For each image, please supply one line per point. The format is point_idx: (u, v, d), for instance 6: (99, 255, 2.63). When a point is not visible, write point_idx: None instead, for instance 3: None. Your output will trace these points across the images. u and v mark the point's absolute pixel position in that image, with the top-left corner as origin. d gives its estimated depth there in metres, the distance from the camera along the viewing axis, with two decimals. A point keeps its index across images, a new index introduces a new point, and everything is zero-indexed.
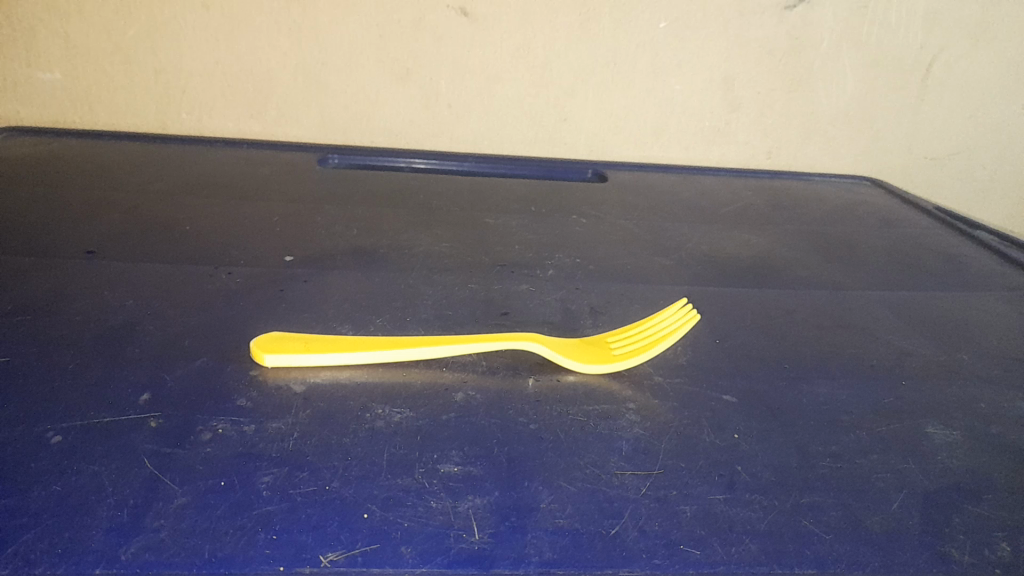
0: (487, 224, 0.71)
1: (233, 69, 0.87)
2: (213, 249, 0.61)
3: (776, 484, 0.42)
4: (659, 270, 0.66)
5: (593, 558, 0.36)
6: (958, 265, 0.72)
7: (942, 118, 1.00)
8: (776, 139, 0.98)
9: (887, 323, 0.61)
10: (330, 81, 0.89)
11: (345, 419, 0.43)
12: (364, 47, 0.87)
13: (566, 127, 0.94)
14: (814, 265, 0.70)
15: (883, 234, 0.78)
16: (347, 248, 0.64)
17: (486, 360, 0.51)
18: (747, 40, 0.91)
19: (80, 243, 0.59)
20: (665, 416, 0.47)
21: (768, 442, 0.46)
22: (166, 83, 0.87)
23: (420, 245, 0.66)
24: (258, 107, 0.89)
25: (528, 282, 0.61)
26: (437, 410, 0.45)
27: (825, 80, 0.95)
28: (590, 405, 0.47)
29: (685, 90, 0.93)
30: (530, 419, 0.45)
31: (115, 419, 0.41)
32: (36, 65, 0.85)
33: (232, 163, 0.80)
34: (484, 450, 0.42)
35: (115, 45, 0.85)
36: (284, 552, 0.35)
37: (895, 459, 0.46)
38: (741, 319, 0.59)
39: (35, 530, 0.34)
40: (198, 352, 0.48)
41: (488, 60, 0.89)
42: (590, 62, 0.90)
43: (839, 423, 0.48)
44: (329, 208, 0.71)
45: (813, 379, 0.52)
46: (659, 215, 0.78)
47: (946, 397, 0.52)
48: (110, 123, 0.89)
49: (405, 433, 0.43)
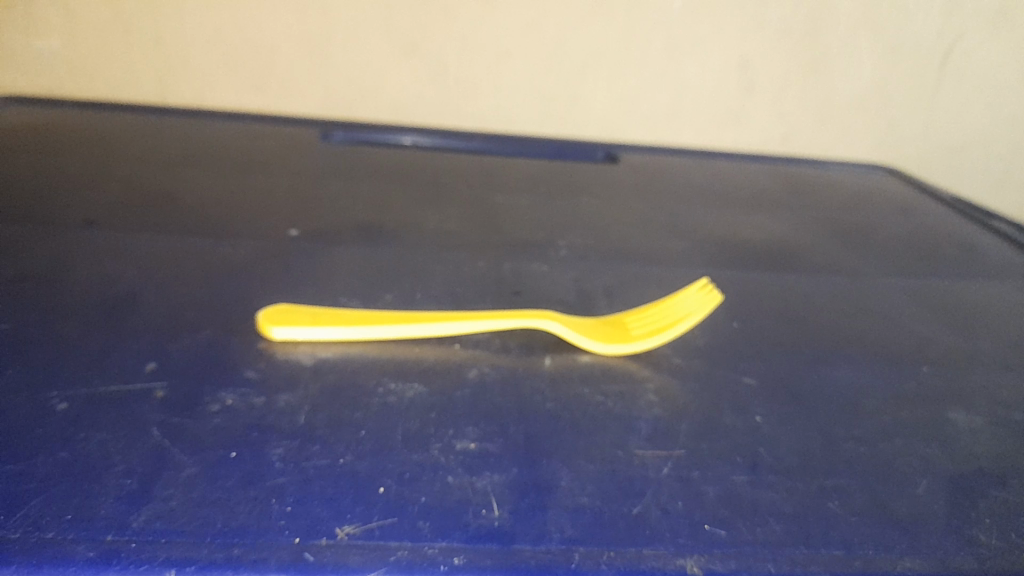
0: (497, 204, 0.70)
1: (238, 42, 0.85)
2: (218, 221, 0.59)
3: (800, 466, 0.41)
4: (674, 253, 0.65)
5: (616, 536, 0.35)
6: (974, 254, 0.71)
7: (956, 108, 0.99)
8: (788, 125, 0.97)
9: (906, 309, 0.60)
10: (337, 56, 0.87)
11: (357, 393, 0.42)
12: (374, 22, 0.85)
13: (577, 107, 0.92)
14: (830, 251, 0.69)
15: (898, 221, 0.77)
16: (355, 223, 0.62)
17: (499, 338, 0.49)
18: (764, 22, 0.89)
19: (81, 213, 0.57)
20: (684, 397, 0.46)
21: (789, 425, 0.45)
22: (170, 54, 0.85)
23: (429, 222, 0.64)
24: (264, 82, 0.88)
25: (541, 261, 0.60)
26: (450, 386, 0.44)
27: (841, 65, 0.93)
28: (607, 384, 0.46)
29: (699, 73, 0.92)
30: (546, 397, 0.44)
31: (121, 388, 0.40)
32: (36, 33, 0.83)
33: (236, 136, 0.78)
34: (500, 427, 0.41)
35: (117, 14, 0.83)
36: (299, 524, 0.33)
37: (919, 444, 0.44)
38: (758, 302, 0.58)
39: (42, 496, 0.33)
40: (205, 323, 0.46)
41: (500, 37, 0.87)
42: (604, 42, 0.88)
43: (860, 407, 0.47)
44: (336, 184, 0.69)
45: (832, 364, 0.51)
46: (671, 198, 0.76)
47: (967, 383, 0.51)
48: (111, 95, 0.87)
49: (419, 409, 0.41)
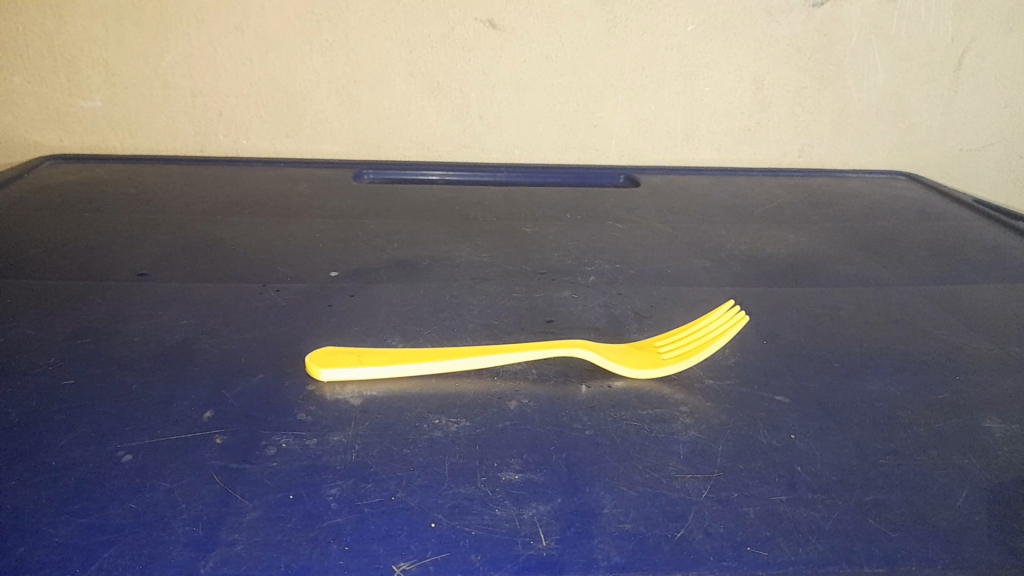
0: (525, 233, 0.72)
1: (268, 89, 0.88)
2: (259, 265, 0.62)
3: (838, 483, 0.42)
4: (701, 273, 0.66)
5: (661, 561, 0.36)
6: (1002, 258, 0.71)
7: (976, 109, 0.98)
8: (807, 137, 0.97)
9: (934, 317, 0.60)
10: (362, 97, 0.90)
11: (403, 429, 0.44)
12: (395, 62, 0.88)
13: (596, 133, 0.94)
14: (856, 263, 0.69)
15: (923, 228, 0.77)
16: (390, 260, 0.65)
17: (536, 367, 0.51)
18: (776, 39, 0.90)
19: (131, 265, 0.60)
20: (719, 418, 0.47)
21: (826, 442, 0.45)
22: (203, 105, 0.89)
23: (460, 255, 0.66)
24: (294, 127, 0.91)
25: (572, 289, 0.62)
26: (492, 418, 0.45)
27: (856, 75, 0.94)
28: (643, 409, 0.47)
29: (714, 91, 0.93)
30: (585, 425, 0.45)
31: (181, 436, 0.42)
32: (78, 94, 0.87)
33: (271, 179, 0.81)
34: (543, 457, 0.43)
35: (153, 71, 0.87)
36: (358, 562, 0.35)
37: (956, 455, 0.45)
38: (787, 319, 0.59)
39: (116, 546, 0.35)
40: (255, 368, 0.49)
41: (518, 69, 0.89)
42: (619, 68, 0.90)
43: (895, 420, 0.48)
44: (369, 222, 0.72)
45: (864, 377, 0.52)
46: (694, 217, 0.77)
47: (1002, 390, 0.51)
48: (150, 147, 0.91)
49: (463, 442, 0.43)
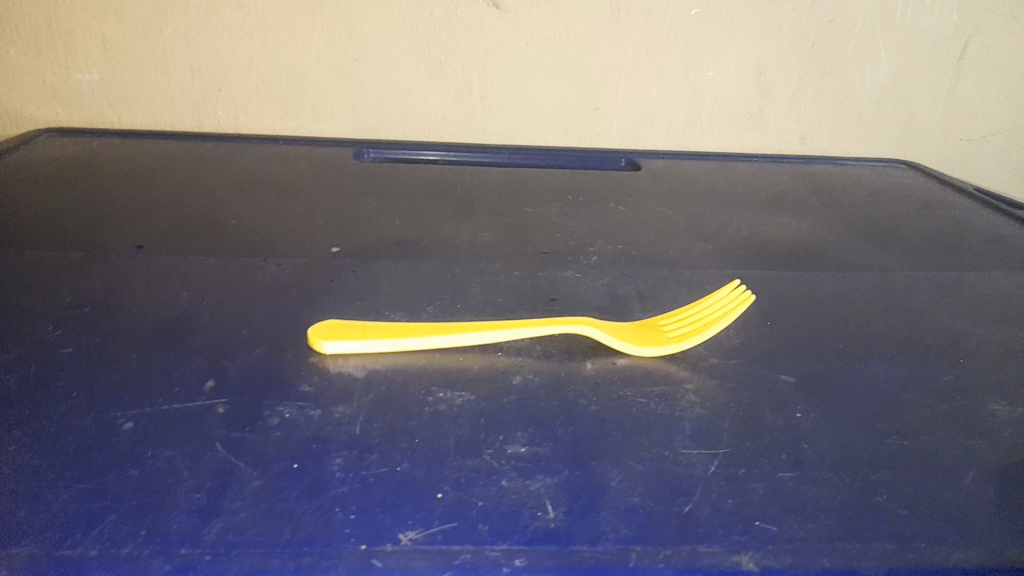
0: (527, 214, 0.71)
1: (267, 67, 0.87)
2: (259, 241, 0.61)
3: (845, 461, 0.42)
4: (704, 255, 0.66)
5: (669, 535, 0.36)
6: (1002, 246, 0.71)
7: (976, 101, 0.98)
8: (808, 125, 0.97)
9: (937, 302, 0.60)
10: (363, 77, 0.89)
11: (407, 403, 0.43)
12: (396, 42, 0.87)
13: (598, 118, 0.94)
14: (859, 248, 0.69)
15: (924, 216, 0.77)
16: (391, 239, 0.64)
17: (540, 345, 0.50)
18: (780, 26, 0.90)
19: (129, 238, 0.60)
20: (725, 397, 0.47)
21: (831, 421, 0.45)
22: (201, 83, 0.88)
23: (462, 235, 0.66)
24: (293, 106, 0.90)
25: (575, 269, 0.61)
26: (497, 393, 0.45)
27: (859, 64, 0.94)
28: (649, 387, 0.47)
29: (717, 78, 0.93)
30: (591, 401, 0.45)
31: (182, 406, 0.41)
32: (74, 68, 0.86)
33: (270, 158, 0.80)
34: (549, 431, 0.42)
35: (151, 46, 0.85)
36: (363, 531, 0.35)
37: (962, 436, 0.45)
38: (790, 302, 0.59)
39: (117, 512, 0.34)
40: (256, 341, 0.48)
41: (521, 52, 0.88)
42: (623, 52, 0.90)
43: (900, 401, 0.48)
44: (370, 201, 0.71)
45: (869, 359, 0.52)
46: (697, 202, 0.77)
47: (1005, 374, 0.51)
48: (146, 124, 0.89)
49: (468, 416, 0.43)
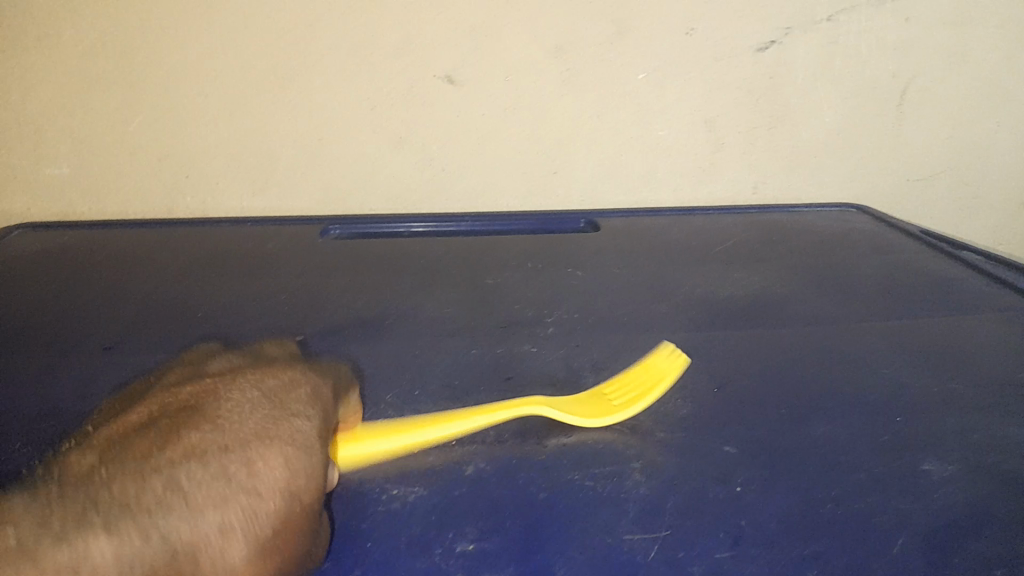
0: (488, 284, 0.73)
1: (233, 149, 0.90)
2: (225, 332, 0.63)
3: (781, 536, 0.44)
4: (657, 319, 0.68)
5: None
6: (947, 290, 0.73)
7: (924, 140, 1.01)
8: (762, 174, 1.00)
9: (881, 355, 0.62)
10: (327, 154, 0.91)
11: (362, 502, 0.45)
12: (355, 119, 0.90)
13: (557, 180, 0.96)
14: (809, 301, 0.72)
15: (873, 262, 0.80)
16: (354, 320, 0.66)
17: (494, 429, 0.52)
18: (726, 82, 0.93)
19: (97, 339, 0.62)
20: (671, 472, 0.49)
21: (771, 493, 0.47)
22: (169, 169, 0.90)
23: (423, 312, 0.68)
24: (259, 185, 0.92)
25: (532, 342, 0.64)
26: (450, 485, 0.47)
27: (806, 113, 0.97)
28: (597, 467, 0.49)
29: (670, 134, 0.96)
30: (540, 488, 0.47)
31: None
32: (44, 162, 0.89)
33: (239, 239, 0.83)
34: (498, 524, 0.44)
35: (119, 135, 0.88)
36: None
37: (896, 500, 0.47)
38: (739, 364, 0.61)
39: None
40: None
41: (478, 121, 0.91)
42: (576, 116, 0.93)
43: (839, 466, 0.50)
44: (335, 280, 0.73)
45: (812, 421, 0.54)
46: (654, 260, 0.80)
47: (942, 430, 0.54)
48: (118, 211, 0.92)
49: (421, 513, 0.45)
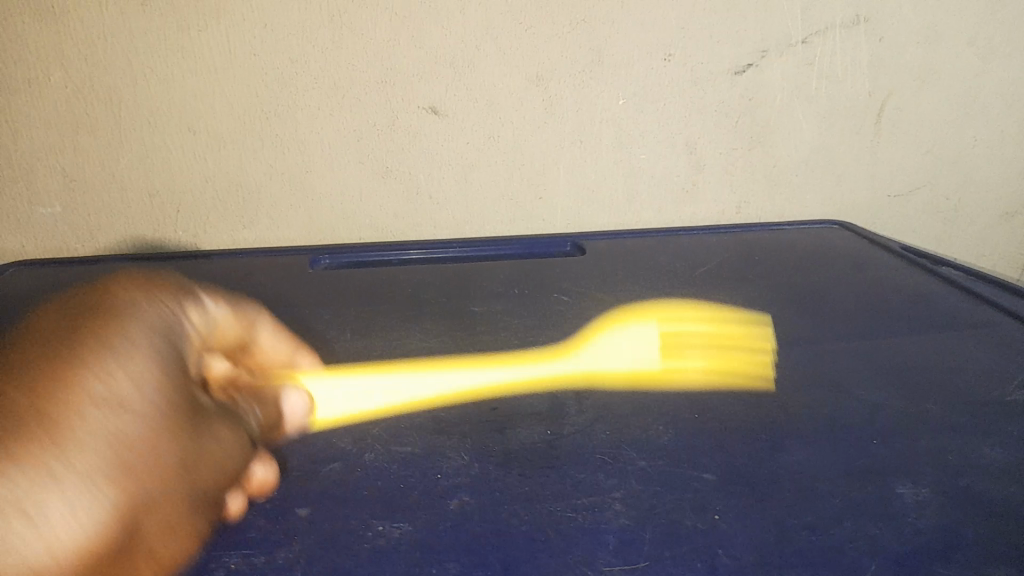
0: (474, 312, 0.75)
1: (221, 184, 0.92)
2: None
3: (756, 564, 0.45)
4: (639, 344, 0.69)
5: None
6: (924, 307, 0.75)
7: (903, 156, 1.03)
8: (743, 195, 1.02)
9: (858, 377, 0.64)
10: (314, 185, 0.93)
11: (348, 540, 0.46)
12: (341, 152, 0.91)
13: (542, 206, 0.98)
14: (788, 322, 0.73)
15: (853, 279, 0.81)
16: (342, 353, 0.67)
17: (478, 462, 0.53)
18: (704, 106, 0.95)
19: None
20: (649, 502, 0.50)
21: (748, 521, 0.48)
22: (160, 205, 0.92)
23: (410, 343, 0.69)
24: (249, 219, 0.94)
25: (516, 370, 0.65)
26: (433, 520, 0.48)
27: (785, 133, 0.98)
28: (578, 498, 0.50)
29: (651, 158, 0.97)
30: (522, 521, 0.48)
31: None
32: (37, 202, 0.90)
33: (231, 271, 0.84)
34: (479, 559, 0.45)
35: (109, 173, 0.90)
36: None
37: (869, 524, 0.48)
38: (719, 389, 0.62)
39: None
40: None
41: (462, 150, 0.93)
42: (558, 142, 0.94)
43: (815, 491, 0.51)
44: (324, 311, 0.75)
45: (789, 446, 0.55)
46: (637, 283, 0.81)
47: (916, 451, 0.55)
48: (111, 246, 0.94)
49: (405, 550, 0.46)
